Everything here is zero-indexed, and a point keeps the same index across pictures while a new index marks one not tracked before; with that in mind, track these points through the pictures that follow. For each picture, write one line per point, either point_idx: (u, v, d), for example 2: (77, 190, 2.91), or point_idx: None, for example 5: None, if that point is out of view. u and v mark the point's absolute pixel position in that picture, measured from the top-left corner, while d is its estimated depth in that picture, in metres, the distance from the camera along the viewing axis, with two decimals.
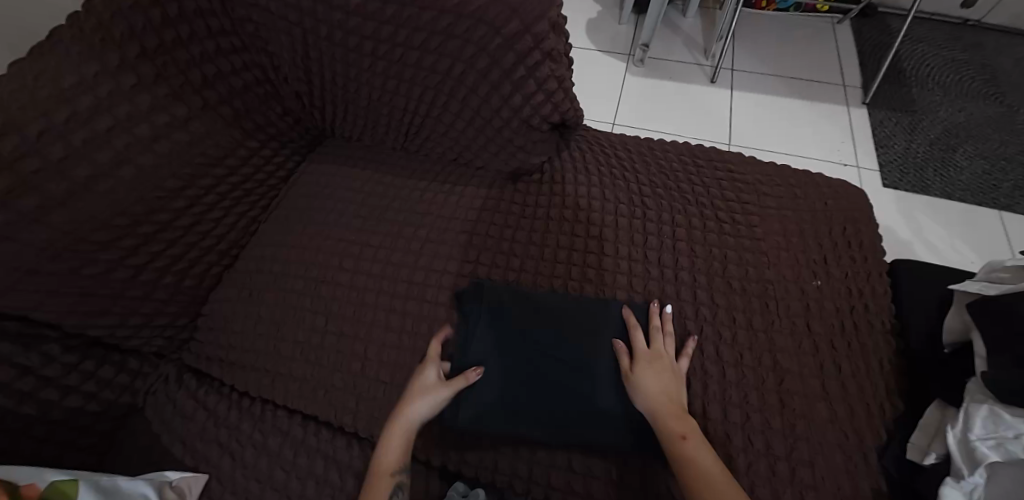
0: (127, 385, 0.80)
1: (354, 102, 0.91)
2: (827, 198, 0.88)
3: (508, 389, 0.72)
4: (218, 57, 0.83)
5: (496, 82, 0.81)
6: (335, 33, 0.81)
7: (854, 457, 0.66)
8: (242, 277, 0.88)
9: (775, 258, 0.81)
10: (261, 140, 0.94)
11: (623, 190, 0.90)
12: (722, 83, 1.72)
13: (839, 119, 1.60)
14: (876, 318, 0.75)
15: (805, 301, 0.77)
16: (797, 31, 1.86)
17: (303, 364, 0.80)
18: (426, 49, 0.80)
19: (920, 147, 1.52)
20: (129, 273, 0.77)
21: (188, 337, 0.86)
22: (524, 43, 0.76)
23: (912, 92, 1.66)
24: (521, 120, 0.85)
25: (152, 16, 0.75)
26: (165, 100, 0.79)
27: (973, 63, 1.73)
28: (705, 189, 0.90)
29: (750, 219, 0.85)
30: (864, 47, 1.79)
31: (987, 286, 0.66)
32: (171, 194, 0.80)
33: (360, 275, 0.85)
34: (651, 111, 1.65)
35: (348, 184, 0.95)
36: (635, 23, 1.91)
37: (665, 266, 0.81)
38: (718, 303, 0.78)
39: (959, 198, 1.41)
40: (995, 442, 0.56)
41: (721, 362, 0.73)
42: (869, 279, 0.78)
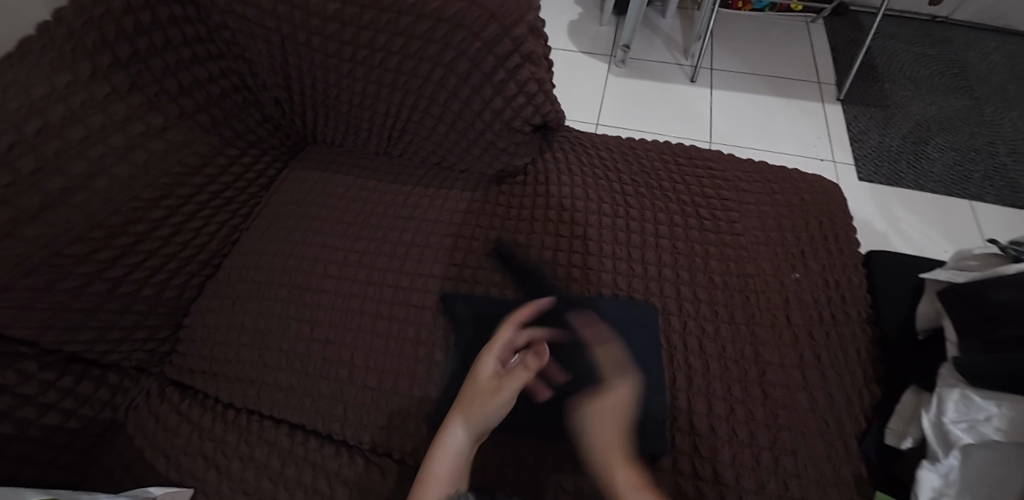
0: (108, 401, 0.78)
1: (335, 108, 0.91)
2: (804, 193, 0.89)
3: None
4: (195, 65, 0.83)
5: (476, 86, 0.82)
6: (313, 39, 0.81)
7: (836, 445, 0.67)
8: (224, 286, 0.87)
9: (755, 252, 0.82)
10: (240, 148, 0.92)
11: (606, 190, 0.91)
12: (702, 82, 1.74)
13: (815, 116, 1.64)
14: (854, 308, 0.77)
15: (785, 294, 0.78)
16: (773, 30, 1.89)
17: (289, 373, 0.79)
18: (405, 54, 0.80)
19: (893, 140, 1.56)
20: (108, 286, 0.75)
21: (170, 349, 0.85)
22: (503, 47, 0.77)
23: (885, 88, 1.70)
24: (502, 123, 0.85)
25: (125, 24, 0.74)
26: (141, 109, 0.77)
27: (941, 58, 1.78)
28: (686, 187, 0.91)
29: (730, 215, 0.87)
30: (837, 45, 1.83)
31: (955, 274, 0.68)
32: (148, 204, 0.78)
33: (345, 281, 0.85)
34: (633, 111, 1.67)
35: (331, 190, 0.95)
36: (616, 24, 1.93)
37: (649, 264, 0.82)
38: (701, 299, 0.79)
39: (932, 190, 1.45)
40: (967, 424, 0.58)
41: (705, 356, 0.74)
42: (846, 270, 0.80)
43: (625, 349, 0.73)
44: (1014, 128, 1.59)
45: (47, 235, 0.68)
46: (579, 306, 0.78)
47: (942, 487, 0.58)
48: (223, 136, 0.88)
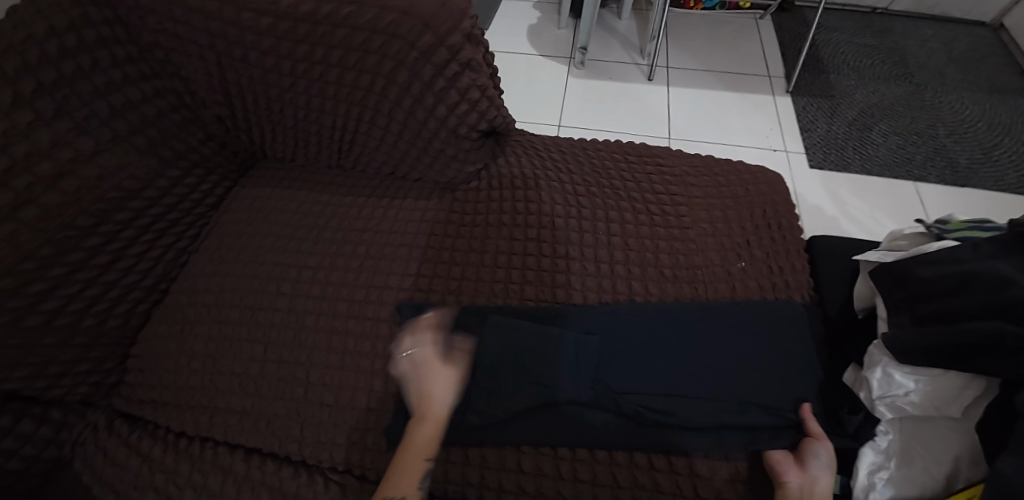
0: (51, 439, 0.75)
1: (281, 123, 0.90)
2: (748, 184, 0.92)
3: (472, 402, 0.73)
4: (127, 85, 0.81)
5: (418, 94, 0.81)
6: (249, 54, 0.80)
7: (782, 427, 0.68)
8: (173, 312, 0.85)
9: (702, 244, 0.84)
10: (183, 168, 0.89)
11: (558, 191, 0.92)
12: (658, 80, 1.77)
13: (766, 108, 1.68)
14: (798, 292, 0.79)
15: (731, 283, 0.80)
16: (723, 26, 1.94)
17: (243, 396, 0.78)
18: (344, 66, 0.79)
19: (840, 128, 1.61)
20: (42, 319, 0.73)
21: (117, 380, 0.83)
22: (441, 55, 0.77)
23: (830, 78, 1.76)
24: (449, 130, 0.86)
25: (48, 48, 0.72)
26: (69, 134, 0.74)
27: (882, 47, 1.85)
28: (635, 184, 0.93)
29: (679, 210, 0.88)
30: (785, 38, 1.89)
31: (885, 254, 0.71)
32: (82, 231, 0.76)
33: (299, 298, 0.83)
34: (591, 111, 1.69)
35: (281, 207, 0.93)
36: (573, 27, 1.94)
37: (601, 262, 0.83)
38: (652, 293, 0.80)
39: (878, 174, 1.50)
40: (890, 400, 0.61)
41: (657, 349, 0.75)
42: (789, 256, 0.82)
43: (581, 352, 0.75)
44: (952, 110, 1.66)
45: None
46: (536, 313, 0.79)
47: (880, 460, 0.61)
48: (163, 158, 0.86)
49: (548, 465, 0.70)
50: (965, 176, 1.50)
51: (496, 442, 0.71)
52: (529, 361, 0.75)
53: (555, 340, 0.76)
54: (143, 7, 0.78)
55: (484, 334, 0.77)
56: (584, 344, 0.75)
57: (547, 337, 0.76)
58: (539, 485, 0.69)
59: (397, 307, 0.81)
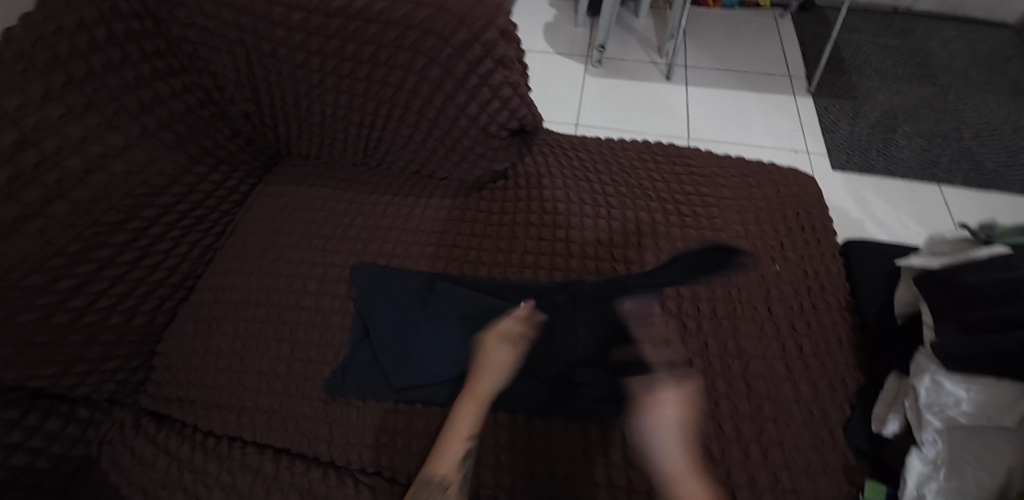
0: (79, 437, 0.76)
1: (308, 119, 0.89)
2: (780, 185, 0.90)
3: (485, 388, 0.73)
4: (156, 80, 0.80)
5: (450, 92, 0.80)
6: (279, 50, 0.79)
7: (822, 433, 0.66)
8: (198, 309, 0.84)
9: (735, 247, 0.82)
10: (208, 165, 0.88)
11: (585, 191, 0.90)
12: (677, 80, 1.75)
13: (787, 109, 1.66)
14: (833, 296, 0.76)
15: (766, 286, 0.77)
16: (742, 26, 1.92)
17: (270, 396, 0.77)
18: (375, 62, 0.78)
19: (863, 129, 1.59)
20: (70, 316, 0.73)
21: (144, 378, 0.83)
22: (474, 52, 0.76)
23: (852, 79, 1.74)
24: (479, 129, 0.84)
25: (78, 41, 0.71)
26: (99, 129, 0.73)
27: (905, 48, 1.82)
28: (665, 184, 0.91)
29: (710, 211, 0.87)
30: (805, 38, 1.87)
31: (930, 259, 0.69)
32: (111, 228, 0.75)
33: (325, 297, 0.82)
34: (610, 110, 1.68)
35: (306, 204, 0.92)
36: (590, 25, 1.93)
37: (631, 263, 0.81)
38: (683, 295, 0.77)
39: (902, 176, 1.48)
40: (939, 408, 0.59)
41: (687, 353, 0.72)
42: (824, 260, 0.80)
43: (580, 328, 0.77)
44: (977, 113, 1.64)
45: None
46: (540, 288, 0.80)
47: (930, 471, 0.58)
48: (190, 154, 0.85)
49: (584, 474, 0.66)
50: (991, 179, 1.48)
51: (528, 447, 0.69)
52: (547, 349, 0.75)
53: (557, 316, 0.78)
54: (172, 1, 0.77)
55: (497, 305, 0.79)
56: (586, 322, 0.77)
57: (551, 312, 0.78)
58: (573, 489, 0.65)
59: (413, 277, 0.83)
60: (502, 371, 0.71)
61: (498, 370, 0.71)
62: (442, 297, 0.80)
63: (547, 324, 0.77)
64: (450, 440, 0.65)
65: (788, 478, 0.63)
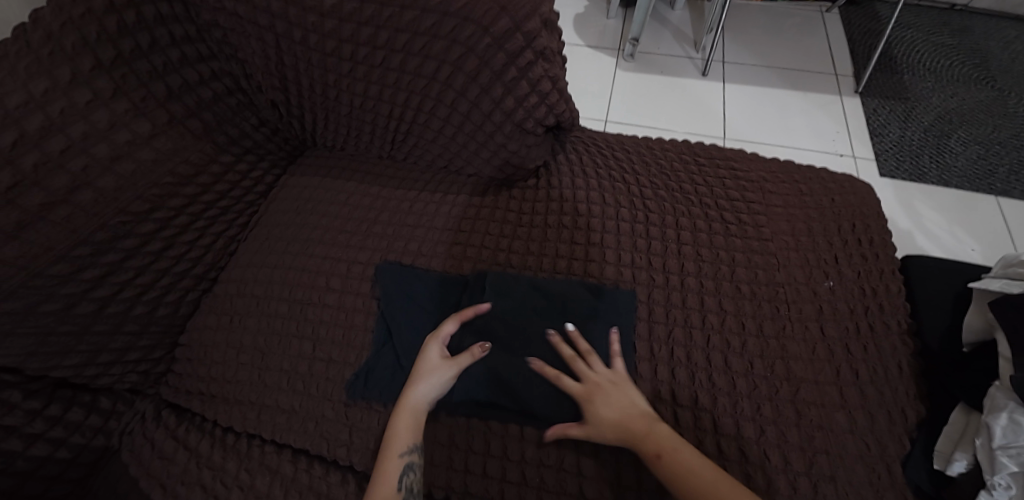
0: (100, 427, 0.75)
1: (336, 110, 0.86)
2: (834, 194, 0.84)
3: (501, 390, 0.70)
4: (184, 67, 0.77)
5: (486, 85, 0.76)
6: (310, 37, 0.75)
7: (877, 469, 0.61)
8: (221, 302, 0.82)
9: (785, 259, 0.77)
10: (234, 154, 0.86)
11: (622, 193, 0.86)
12: (715, 76, 1.68)
13: (832, 109, 1.58)
14: (892, 318, 0.71)
15: (817, 304, 0.72)
16: (786, 20, 1.83)
17: (290, 395, 0.75)
18: (409, 52, 0.75)
19: (915, 133, 1.50)
20: (94, 306, 0.71)
21: (165, 370, 0.81)
22: (515, 42, 0.71)
23: (904, 79, 1.64)
24: (514, 124, 0.80)
25: (107, 24, 0.69)
26: (127, 116, 0.71)
27: (962, 47, 1.71)
28: (708, 189, 0.86)
29: (757, 219, 0.81)
30: (853, 35, 1.77)
31: (1009, 284, 0.62)
32: (137, 217, 0.73)
33: (348, 295, 0.80)
34: (643, 106, 1.61)
35: (331, 197, 0.90)
36: (623, 17, 1.86)
37: (671, 272, 0.77)
38: (726, 309, 0.73)
39: (956, 185, 1.39)
40: (1016, 450, 0.53)
41: (730, 373, 0.68)
42: (882, 277, 0.74)
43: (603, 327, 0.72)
44: None
45: (20, 255, 0.63)
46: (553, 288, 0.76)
47: None
48: (217, 143, 0.83)
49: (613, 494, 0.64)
50: None
51: (558, 465, 0.66)
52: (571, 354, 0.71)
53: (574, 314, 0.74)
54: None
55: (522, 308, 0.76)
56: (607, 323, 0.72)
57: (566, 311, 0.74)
58: None
59: (440, 278, 0.81)
60: (441, 385, 0.67)
61: (431, 381, 0.67)
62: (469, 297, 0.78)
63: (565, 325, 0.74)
64: (388, 456, 0.63)
65: None
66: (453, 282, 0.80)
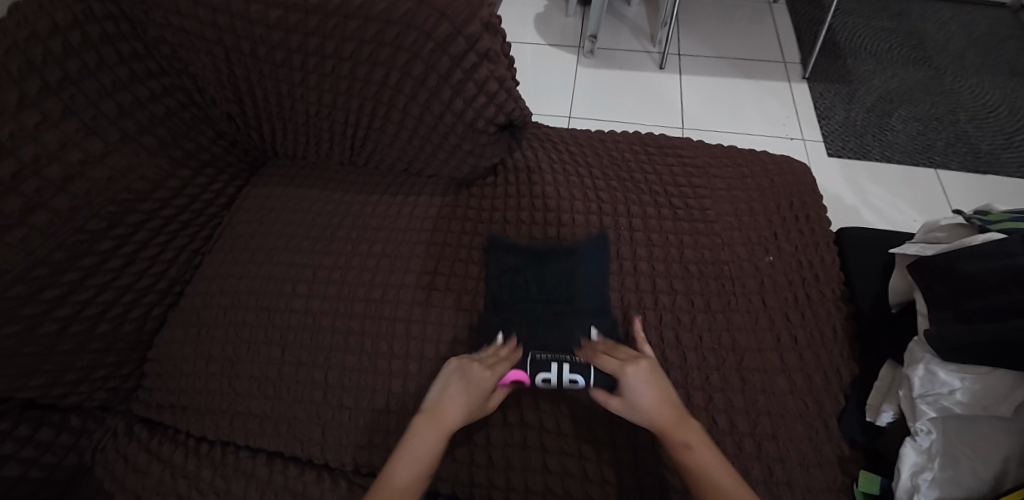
0: (72, 445, 0.76)
1: (293, 119, 0.87)
2: (773, 175, 0.89)
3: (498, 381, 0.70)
4: (134, 84, 0.79)
5: (435, 88, 0.79)
6: (259, 49, 0.77)
7: (816, 425, 0.66)
8: (188, 314, 0.84)
9: (729, 239, 0.81)
10: (193, 168, 0.87)
11: (576, 186, 0.89)
12: (670, 68, 1.73)
13: (782, 95, 1.65)
14: (827, 286, 0.76)
15: (759, 278, 0.77)
16: (736, 11, 1.90)
17: (261, 400, 0.76)
18: (357, 59, 0.77)
19: (859, 114, 1.58)
20: (57, 326, 0.72)
21: (135, 385, 0.82)
22: (458, 46, 0.74)
23: (848, 63, 1.72)
24: (466, 125, 0.83)
25: (53, 47, 0.69)
26: (77, 135, 0.72)
27: (900, 30, 1.80)
28: (657, 177, 0.90)
29: (702, 203, 0.85)
30: (799, 23, 1.85)
31: (925, 247, 0.67)
32: (94, 236, 0.75)
33: (315, 299, 0.81)
34: (603, 102, 1.66)
35: (295, 205, 0.91)
36: (581, 14, 1.90)
37: (624, 258, 0.80)
38: (677, 289, 0.77)
39: (898, 161, 1.47)
40: (933, 398, 0.58)
41: (682, 348, 0.72)
42: (818, 249, 0.79)
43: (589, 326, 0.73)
44: (974, 95, 1.62)
45: None
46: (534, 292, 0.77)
47: (923, 461, 0.58)
48: (173, 157, 0.84)
49: (575, 469, 0.67)
50: (988, 162, 1.46)
51: (522, 448, 0.69)
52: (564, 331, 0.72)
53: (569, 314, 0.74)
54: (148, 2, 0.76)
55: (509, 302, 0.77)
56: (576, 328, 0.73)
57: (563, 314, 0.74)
58: (567, 486, 0.67)
59: (407, 275, 0.83)
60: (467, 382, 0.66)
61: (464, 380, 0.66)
62: (435, 294, 0.81)
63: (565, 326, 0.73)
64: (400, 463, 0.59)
65: (781, 470, 0.63)
66: (419, 279, 0.82)
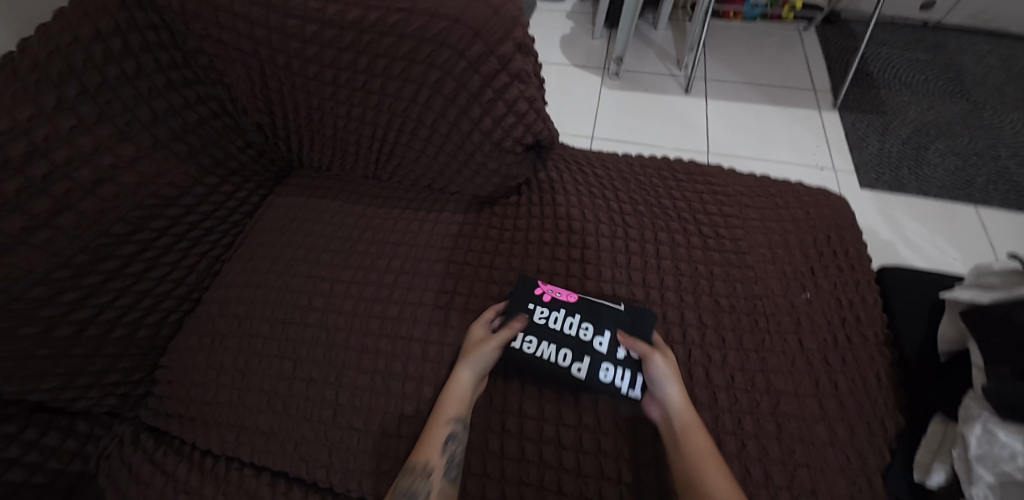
0: (77, 451, 0.74)
1: (321, 132, 0.86)
2: (809, 207, 0.85)
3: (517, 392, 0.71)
4: (170, 92, 0.79)
5: (464, 107, 0.77)
6: (293, 62, 0.77)
7: (858, 480, 0.62)
8: (203, 321, 0.82)
9: (762, 272, 0.77)
10: (221, 176, 0.87)
11: (603, 209, 0.87)
12: (697, 93, 1.71)
13: (811, 123, 1.61)
14: (869, 328, 0.72)
15: (795, 315, 0.73)
16: (765, 38, 1.88)
17: (270, 415, 0.74)
18: (388, 76, 0.76)
19: (893, 146, 1.53)
20: (73, 329, 0.71)
21: (145, 392, 0.81)
22: (490, 66, 0.73)
23: (881, 94, 1.68)
24: (493, 144, 0.81)
25: (94, 53, 0.70)
26: (111, 140, 0.72)
27: (936, 62, 1.76)
28: (687, 203, 0.87)
29: (734, 233, 0.82)
30: (831, 52, 1.82)
31: (979, 293, 0.62)
32: (119, 239, 0.74)
33: (330, 313, 0.79)
34: (628, 124, 1.64)
35: (316, 216, 0.90)
36: (608, 37, 1.90)
37: (651, 286, 0.77)
38: (706, 323, 0.73)
39: (935, 196, 1.41)
40: (990, 461, 0.53)
41: (712, 387, 0.68)
42: (858, 288, 0.75)
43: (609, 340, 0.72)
44: (1015, 130, 1.56)
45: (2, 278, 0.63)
46: (564, 321, 0.73)
47: None
48: (202, 164, 0.84)
49: None
50: None
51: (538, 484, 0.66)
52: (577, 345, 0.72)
53: (589, 323, 0.73)
54: (189, 12, 0.76)
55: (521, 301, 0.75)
56: (598, 343, 0.72)
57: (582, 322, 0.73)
58: None
59: (426, 294, 0.81)
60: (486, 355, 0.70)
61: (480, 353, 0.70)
62: (454, 314, 0.78)
63: (581, 334, 0.72)
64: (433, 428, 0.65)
65: None
66: (438, 299, 0.80)
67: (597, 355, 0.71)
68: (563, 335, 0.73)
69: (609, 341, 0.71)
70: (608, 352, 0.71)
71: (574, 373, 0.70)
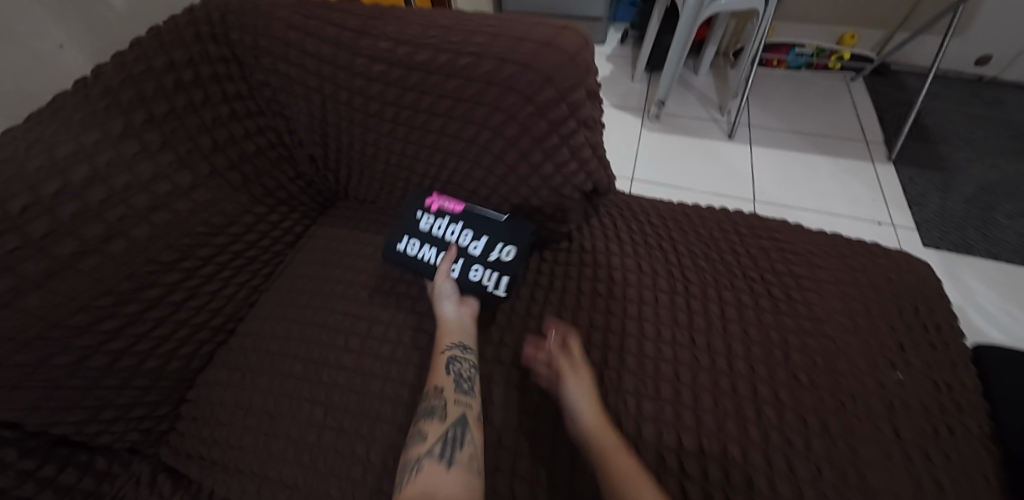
0: (92, 491, 0.67)
1: (371, 167, 0.83)
2: (890, 272, 0.78)
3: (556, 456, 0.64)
4: (233, 122, 0.77)
5: (525, 150, 0.73)
6: (354, 99, 0.75)
7: None
8: (234, 356, 0.77)
9: (844, 344, 0.69)
10: (269, 205, 0.84)
11: (661, 261, 0.81)
12: (740, 139, 1.66)
13: (863, 175, 1.54)
14: (971, 420, 0.64)
15: (886, 398, 0.65)
16: (810, 87, 1.83)
17: (295, 468, 0.68)
18: (450, 116, 0.73)
19: (956, 204, 1.44)
20: (107, 360, 0.67)
21: (168, 428, 0.75)
22: (559, 112, 0.69)
23: (940, 149, 1.60)
24: (551, 190, 0.77)
25: (165, 82, 0.71)
26: (170, 167, 0.71)
27: (996, 119, 1.68)
28: (752, 260, 0.81)
29: (807, 296, 0.75)
30: (882, 104, 1.75)
31: None
32: (166, 267, 0.71)
33: (366, 357, 0.74)
34: (672, 169, 1.58)
35: (358, 250, 0.86)
36: (648, 80, 1.88)
37: (718, 352, 0.70)
38: (784, 402, 0.65)
39: (1006, 260, 1.32)
40: None
41: (795, 479, 0.60)
42: (955, 370, 0.69)
43: (492, 237, 0.76)
44: None
45: (43, 306, 0.60)
46: (448, 229, 0.77)
47: None
48: (254, 194, 0.81)
49: None
50: None
51: None
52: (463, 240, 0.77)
53: (474, 227, 0.77)
54: (259, 47, 0.75)
55: (410, 225, 0.79)
56: (473, 246, 0.76)
57: (472, 228, 0.77)
58: None
59: None
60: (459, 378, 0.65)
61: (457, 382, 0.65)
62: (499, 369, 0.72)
63: (477, 227, 0.77)
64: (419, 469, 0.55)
65: None
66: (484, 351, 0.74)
67: (477, 261, 0.75)
68: (445, 241, 0.77)
69: (485, 245, 0.75)
70: (481, 254, 0.75)
71: (494, 293, 0.74)
